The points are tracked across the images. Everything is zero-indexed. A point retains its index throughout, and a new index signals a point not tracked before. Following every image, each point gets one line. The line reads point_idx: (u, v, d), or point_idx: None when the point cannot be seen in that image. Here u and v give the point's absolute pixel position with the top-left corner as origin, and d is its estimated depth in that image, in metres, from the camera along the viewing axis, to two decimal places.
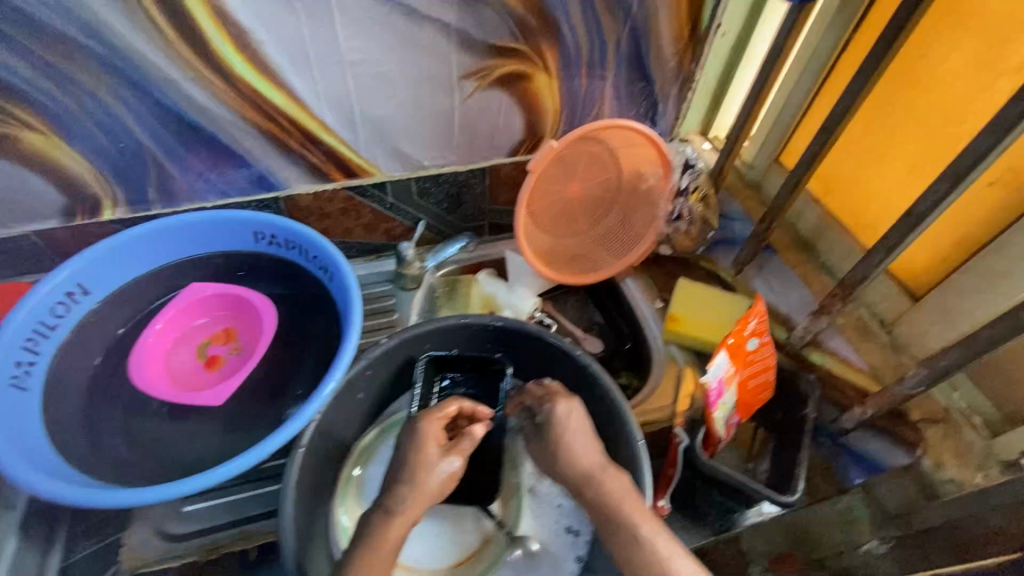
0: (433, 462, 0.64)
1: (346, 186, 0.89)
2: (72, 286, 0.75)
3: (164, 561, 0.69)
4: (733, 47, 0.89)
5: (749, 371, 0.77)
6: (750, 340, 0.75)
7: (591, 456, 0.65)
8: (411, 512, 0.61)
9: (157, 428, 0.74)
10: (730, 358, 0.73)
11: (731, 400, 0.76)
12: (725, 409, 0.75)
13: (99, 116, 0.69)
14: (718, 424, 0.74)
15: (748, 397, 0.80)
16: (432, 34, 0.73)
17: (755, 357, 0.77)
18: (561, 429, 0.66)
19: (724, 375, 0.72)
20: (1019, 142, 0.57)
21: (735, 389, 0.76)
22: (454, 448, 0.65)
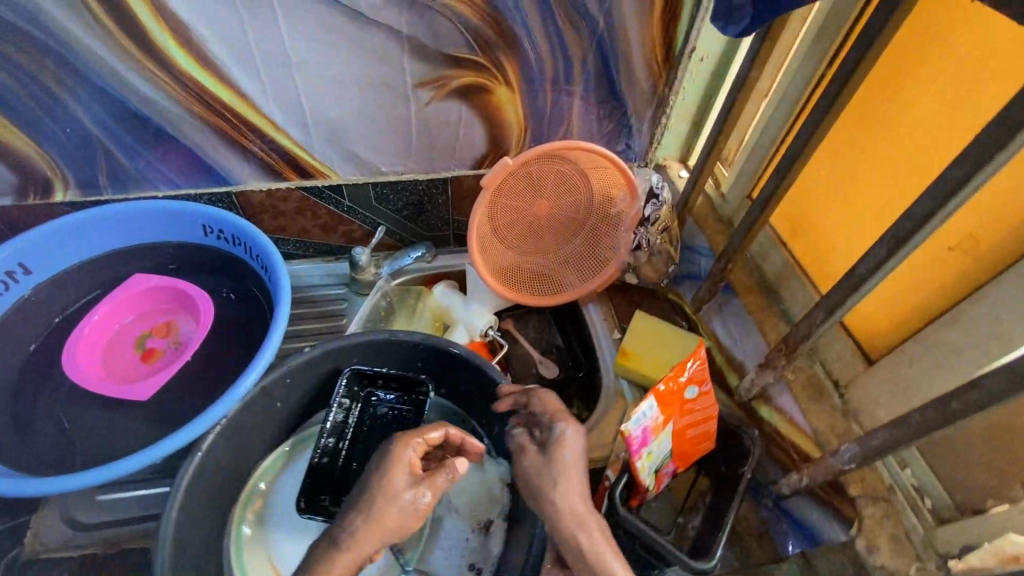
0: (398, 492, 0.57)
1: (299, 186, 0.87)
2: (13, 265, 0.76)
3: (65, 549, 0.69)
4: (713, 73, 0.84)
5: (686, 420, 0.72)
6: (688, 388, 0.69)
7: (579, 490, 0.61)
8: (363, 545, 0.56)
9: (78, 415, 0.74)
10: (662, 406, 0.67)
11: (664, 450, 0.72)
12: (654, 460, 0.70)
13: (44, 100, 0.69)
14: (644, 474, 0.69)
15: (685, 446, 0.75)
16: (382, 40, 0.71)
17: (694, 407, 0.71)
18: (560, 454, 0.62)
19: (652, 425, 0.66)
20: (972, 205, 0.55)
21: (668, 439, 0.71)
22: (427, 480, 0.59)
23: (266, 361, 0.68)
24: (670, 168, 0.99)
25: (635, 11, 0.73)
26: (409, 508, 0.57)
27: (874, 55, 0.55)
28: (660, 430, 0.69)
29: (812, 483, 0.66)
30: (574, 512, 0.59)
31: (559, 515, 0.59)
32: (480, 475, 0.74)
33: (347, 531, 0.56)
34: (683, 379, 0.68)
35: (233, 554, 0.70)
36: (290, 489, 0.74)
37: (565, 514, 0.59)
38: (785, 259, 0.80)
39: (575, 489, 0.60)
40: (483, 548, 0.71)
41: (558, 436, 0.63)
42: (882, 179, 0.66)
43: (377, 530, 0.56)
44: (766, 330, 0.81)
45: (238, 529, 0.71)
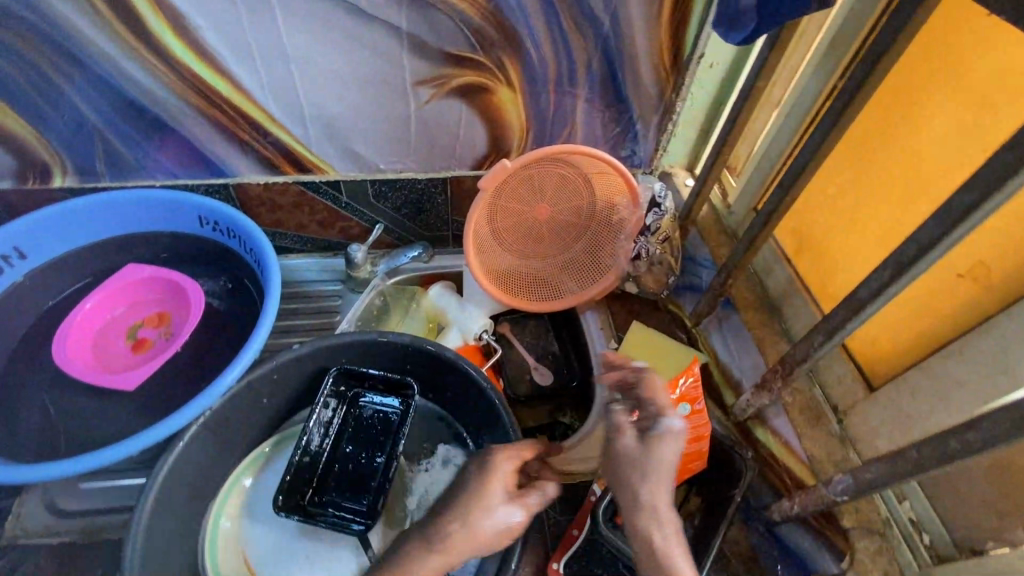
0: (493, 506, 0.56)
1: (296, 180, 0.86)
2: (9, 249, 0.76)
3: (43, 536, 0.69)
4: (723, 80, 0.82)
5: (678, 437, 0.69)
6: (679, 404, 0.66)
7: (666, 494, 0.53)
8: (451, 550, 0.54)
9: (64, 402, 0.74)
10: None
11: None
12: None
13: (42, 86, 0.69)
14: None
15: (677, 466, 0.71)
16: (381, 36, 0.69)
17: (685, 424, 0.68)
18: (655, 453, 0.53)
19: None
20: (980, 233, 0.53)
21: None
22: (521, 498, 0.57)
23: (250, 357, 0.68)
24: (676, 175, 0.97)
25: (642, 13, 0.71)
26: (501, 524, 0.56)
27: (886, 69, 0.52)
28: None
29: (804, 511, 0.63)
30: (658, 516, 0.52)
31: (639, 512, 0.52)
32: None
33: (446, 537, 0.55)
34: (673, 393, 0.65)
35: (210, 544, 0.69)
36: (271, 484, 0.74)
37: (645, 508, 0.52)
38: (789, 276, 0.77)
39: (660, 491, 0.52)
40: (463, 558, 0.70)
41: (660, 431, 0.54)
42: (893, 197, 0.63)
43: (470, 540, 0.55)
44: (766, 348, 0.78)
45: (215, 522, 0.70)
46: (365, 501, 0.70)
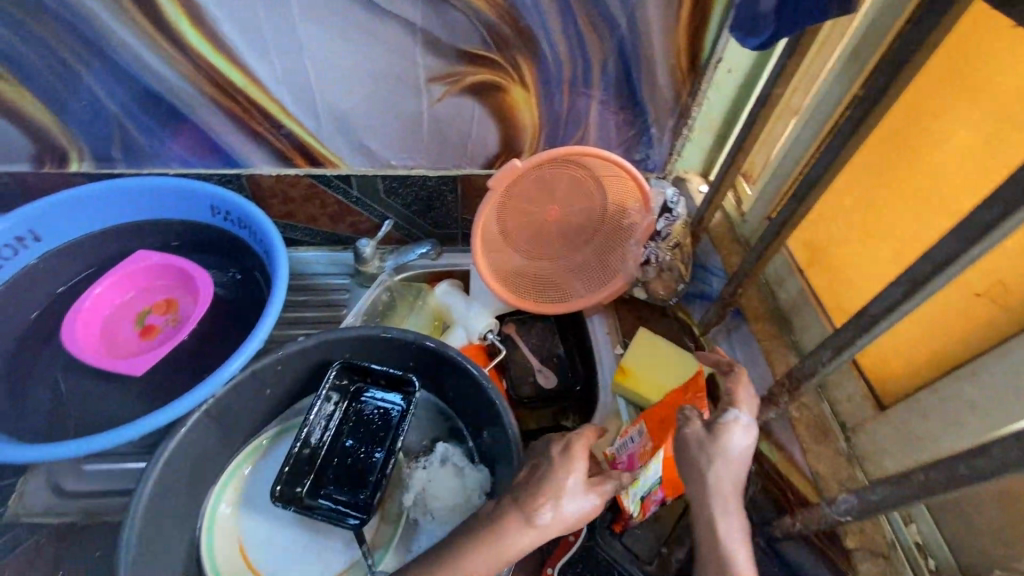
0: (577, 489, 0.57)
1: (308, 173, 0.87)
2: (23, 231, 0.77)
3: (46, 515, 0.70)
4: (741, 85, 0.80)
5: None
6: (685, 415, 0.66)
7: (734, 478, 0.54)
8: (545, 527, 0.55)
9: (72, 384, 0.75)
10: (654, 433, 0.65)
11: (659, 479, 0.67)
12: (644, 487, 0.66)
13: (61, 72, 0.70)
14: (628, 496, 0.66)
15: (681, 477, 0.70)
16: (396, 32, 0.69)
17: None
18: (725, 442, 0.55)
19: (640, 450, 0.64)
20: (999, 252, 0.52)
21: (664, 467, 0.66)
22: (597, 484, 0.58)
23: (254, 347, 0.68)
24: (690, 181, 0.95)
25: (660, 14, 0.70)
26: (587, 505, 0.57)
27: (909, 79, 0.51)
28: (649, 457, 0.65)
29: (805, 530, 0.62)
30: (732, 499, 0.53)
31: (710, 489, 0.54)
32: (458, 481, 0.72)
33: (540, 512, 0.55)
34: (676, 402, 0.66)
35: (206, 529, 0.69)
36: (268, 477, 0.74)
37: (715, 496, 0.54)
38: (800, 287, 0.75)
39: (730, 476, 0.54)
40: None
41: (728, 422, 0.56)
42: (911, 211, 0.61)
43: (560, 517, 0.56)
44: (774, 360, 0.75)
45: (210, 516, 0.70)
46: (362, 496, 0.69)
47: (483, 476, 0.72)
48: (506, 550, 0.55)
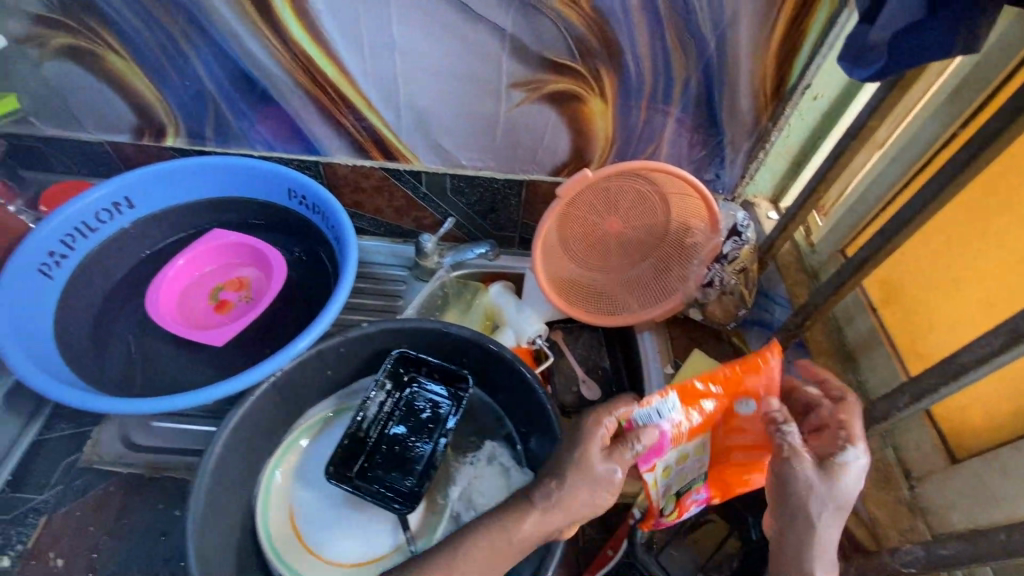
0: (592, 464, 0.54)
1: (382, 166, 0.90)
2: (120, 198, 0.82)
3: (115, 465, 0.74)
4: (825, 113, 0.78)
5: (739, 443, 0.60)
6: (740, 401, 0.59)
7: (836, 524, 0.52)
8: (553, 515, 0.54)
9: (149, 344, 0.80)
10: (696, 412, 0.58)
11: (692, 473, 0.63)
12: (672, 478, 0.62)
13: (171, 52, 0.74)
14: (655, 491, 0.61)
15: (723, 475, 0.64)
16: (486, 37, 0.71)
17: (745, 425, 0.59)
18: (836, 483, 0.50)
19: (672, 432, 0.57)
20: None
21: (702, 458, 0.63)
22: (617, 456, 0.55)
23: (324, 326, 0.71)
24: (758, 206, 0.92)
25: (751, 36, 0.69)
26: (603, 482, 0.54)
27: None
28: (684, 444, 0.59)
29: None
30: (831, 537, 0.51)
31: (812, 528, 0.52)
32: (502, 482, 0.73)
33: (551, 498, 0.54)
34: (740, 380, 0.60)
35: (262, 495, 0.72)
36: (320, 456, 0.76)
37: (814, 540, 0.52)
38: (871, 325, 0.73)
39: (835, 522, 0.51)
40: None
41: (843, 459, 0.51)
42: (1007, 259, 0.59)
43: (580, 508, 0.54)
44: None
45: (265, 490, 0.72)
46: (408, 482, 0.71)
47: (526, 480, 0.72)
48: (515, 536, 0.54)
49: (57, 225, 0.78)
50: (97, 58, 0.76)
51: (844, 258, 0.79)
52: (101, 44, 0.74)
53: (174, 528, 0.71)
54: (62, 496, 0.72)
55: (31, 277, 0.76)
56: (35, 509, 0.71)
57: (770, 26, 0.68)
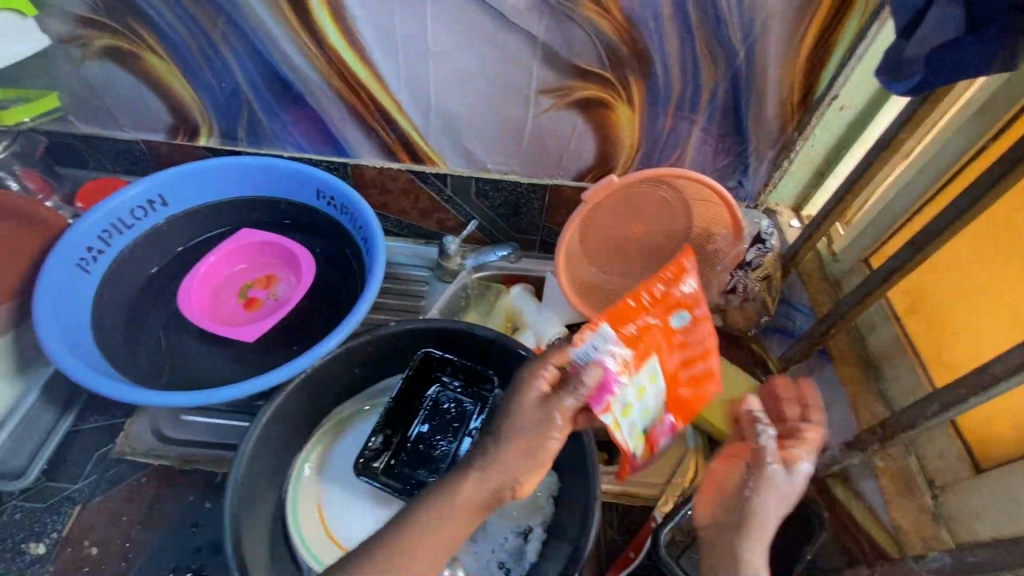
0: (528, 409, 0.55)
1: (409, 168, 0.91)
2: (154, 196, 0.84)
3: (146, 457, 0.75)
4: (851, 124, 0.79)
5: (687, 356, 0.64)
6: (673, 316, 0.63)
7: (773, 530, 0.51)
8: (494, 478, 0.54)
9: (180, 339, 0.81)
10: (631, 335, 0.59)
11: (653, 405, 0.61)
12: (634, 416, 0.59)
13: (208, 53, 0.76)
14: (620, 434, 0.57)
15: (684, 394, 0.64)
16: (518, 44, 0.72)
17: (689, 339, 0.64)
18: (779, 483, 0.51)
19: (616, 365, 0.56)
20: None
21: (658, 385, 0.61)
22: (554, 401, 0.55)
23: (353, 324, 0.72)
24: (780, 215, 0.93)
25: (779, 46, 0.70)
26: (545, 430, 0.55)
27: None
28: (631, 371, 0.57)
29: None
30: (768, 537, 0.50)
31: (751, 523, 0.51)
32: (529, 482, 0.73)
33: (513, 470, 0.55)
34: (667, 296, 0.64)
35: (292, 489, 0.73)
36: (348, 449, 0.77)
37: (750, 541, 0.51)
38: (895, 334, 0.73)
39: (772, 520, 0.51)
40: (520, 552, 0.70)
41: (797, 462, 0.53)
42: None
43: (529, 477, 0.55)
44: (859, 409, 0.73)
45: (296, 477, 0.74)
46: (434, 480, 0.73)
47: (552, 482, 0.73)
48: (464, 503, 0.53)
49: (94, 221, 0.79)
50: (137, 59, 0.78)
51: (871, 269, 0.79)
52: (142, 45, 0.76)
53: (204, 519, 0.72)
54: (96, 486, 0.74)
55: (69, 272, 0.77)
56: (70, 498, 0.73)
57: (799, 38, 0.69)
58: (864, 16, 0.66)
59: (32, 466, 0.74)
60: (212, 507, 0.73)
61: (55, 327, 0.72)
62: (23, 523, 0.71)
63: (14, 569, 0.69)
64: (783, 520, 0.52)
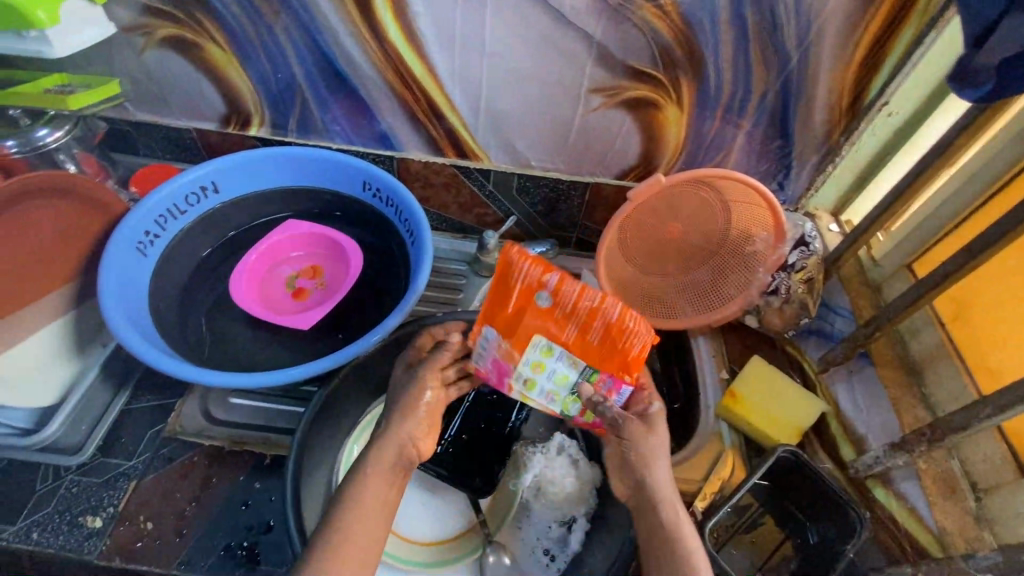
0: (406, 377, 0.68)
1: (453, 163, 0.93)
2: (207, 182, 0.86)
3: (197, 436, 0.78)
4: (897, 130, 0.80)
5: (573, 323, 0.61)
6: (537, 299, 0.60)
7: (666, 470, 0.64)
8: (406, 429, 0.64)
9: (229, 325, 0.83)
10: (501, 326, 0.63)
11: (568, 371, 0.64)
12: (544, 388, 0.65)
13: (268, 45, 0.78)
14: (538, 402, 0.67)
15: (604, 353, 0.62)
16: (574, 43, 0.73)
17: (566, 308, 0.60)
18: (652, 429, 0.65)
19: (499, 354, 0.64)
20: None
21: (563, 355, 0.62)
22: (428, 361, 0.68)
23: (404, 313, 0.74)
24: (819, 219, 0.94)
25: (833, 52, 0.71)
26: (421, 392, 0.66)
27: None
28: (517, 356, 0.64)
29: None
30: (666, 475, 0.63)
31: (648, 465, 0.63)
32: (573, 471, 0.74)
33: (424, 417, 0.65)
34: (512, 284, 0.61)
35: (341, 470, 0.74)
36: None
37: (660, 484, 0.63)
38: (939, 339, 0.75)
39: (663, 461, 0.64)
40: (564, 542, 0.71)
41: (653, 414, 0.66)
42: None
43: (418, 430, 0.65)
44: (900, 409, 0.75)
45: (346, 458, 0.75)
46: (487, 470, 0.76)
47: (596, 473, 0.74)
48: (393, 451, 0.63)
49: (151, 206, 0.82)
50: (196, 48, 0.79)
51: (916, 278, 0.80)
52: (204, 36, 0.77)
53: (254, 499, 0.74)
54: (149, 463, 0.76)
55: (128, 253, 0.80)
56: (125, 474, 0.76)
57: (853, 44, 0.70)
58: (920, 24, 0.67)
59: (88, 442, 0.77)
60: (262, 488, 0.75)
61: (119, 306, 0.75)
62: (79, 497, 0.74)
63: (73, 542, 0.71)
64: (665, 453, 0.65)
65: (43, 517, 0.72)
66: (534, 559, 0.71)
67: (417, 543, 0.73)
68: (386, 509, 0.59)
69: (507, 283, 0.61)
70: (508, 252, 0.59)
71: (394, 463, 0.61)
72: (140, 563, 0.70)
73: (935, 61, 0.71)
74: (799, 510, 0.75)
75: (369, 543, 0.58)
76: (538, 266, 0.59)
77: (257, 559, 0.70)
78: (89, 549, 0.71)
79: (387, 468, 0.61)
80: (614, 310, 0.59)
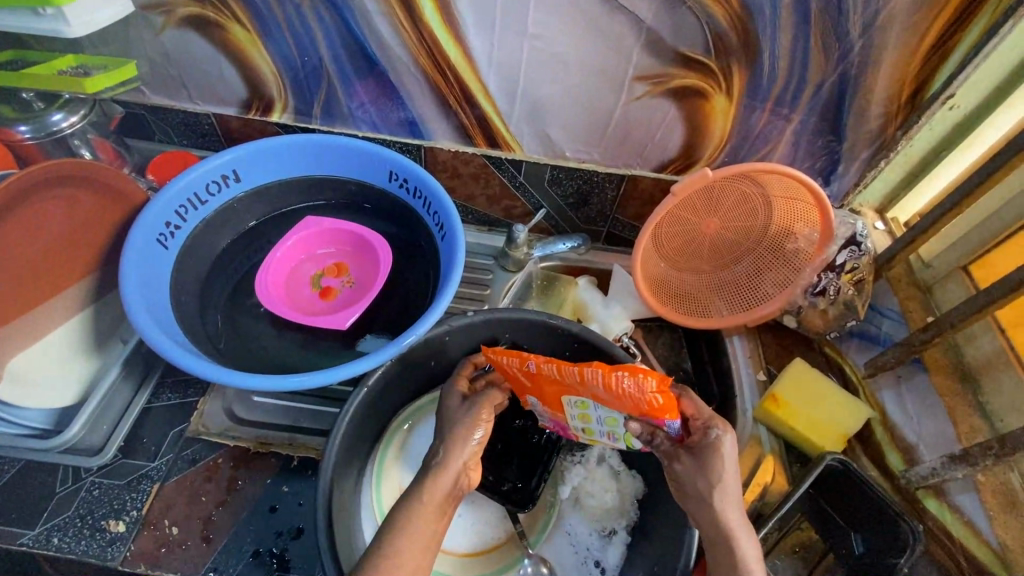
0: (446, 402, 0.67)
1: (484, 154, 0.88)
2: (228, 171, 0.82)
3: (221, 436, 0.76)
4: (958, 125, 0.76)
5: (580, 386, 0.60)
6: (542, 376, 0.63)
7: (737, 506, 0.58)
8: (453, 446, 0.60)
9: (251, 321, 0.80)
10: (537, 391, 0.67)
11: (611, 414, 0.61)
12: (601, 430, 0.64)
13: (295, 24, 0.73)
14: (606, 441, 0.66)
15: (625, 401, 0.58)
16: (623, 26, 0.69)
17: (566, 378, 0.60)
18: (715, 458, 0.58)
19: (551, 415, 0.69)
20: None
21: (594, 408, 0.62)
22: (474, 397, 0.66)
23: (440, 313, 0.70)
24: (864, 217, 0.90)
25: (899, 42, 0.67)
26: (472, 424, 0.62)
27: None
28: (560, 414, 0.67)
29: None
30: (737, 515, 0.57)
31: (719, 505, 0.57)
32: (614, 484, 0.73)
33: (473, 434, 0.61)
34: (510, 372, 0.66)
35: (376, 517, 0.72)
36: (427, 440, 0.77)
37: (730, 525, 0.57)
38: (999, 346, 0.73)
39: (731, 502, 0.57)
40: (610, 548, 0.71)
41: (714, 442, 0.59)
42: None
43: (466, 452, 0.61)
44: (956, 417, 0.75)
45: (378, 508, 0.72)
46: (528, 483, 0.74)
47: (638, 485, 0.73)
48: (442, 465, 0.59)
49: (172, 195, 0.78)
50: (219, 29, 0.75)
51: (976, 289, 0.77)
52: (227, 15, 0.73)
53: (283, 502, 0.72)
54: (172, 465, 0.74)
55: (149, 246, 0.76)
56: (147, 476, 0.74)
57: (922, 32, 0.66)
58: (996, 13, 0.63)
59: (110, 443, 0.75)
60: (290, 491, 0.73)
61: (141, 301, 0.71)
62: (100, 500, 0.72)
63: (94, 548, 0.69)
64: (734, 485, 0.58)
65: (64, 521, 0.70)
66: (583, 568, 0.71)
67: (457, 555, 0.72)
68: (430, 521, 0.57)
69: (507, 373, 0.67)
70: (489, 356, 0.67)
71: (455, 476, 0.59)
72: (167, 569, 0.68)
73: (1008, 52, 0.67)
74: (840, 516, 0.73)
75: (423, 556, 0.56)
76: (510, 358, 0.64)
77: (288, 565, 0.68)
78: (112, 555, 0.68)
79: (433, 479, 0.58)
80: (597, 380, 0.57)
